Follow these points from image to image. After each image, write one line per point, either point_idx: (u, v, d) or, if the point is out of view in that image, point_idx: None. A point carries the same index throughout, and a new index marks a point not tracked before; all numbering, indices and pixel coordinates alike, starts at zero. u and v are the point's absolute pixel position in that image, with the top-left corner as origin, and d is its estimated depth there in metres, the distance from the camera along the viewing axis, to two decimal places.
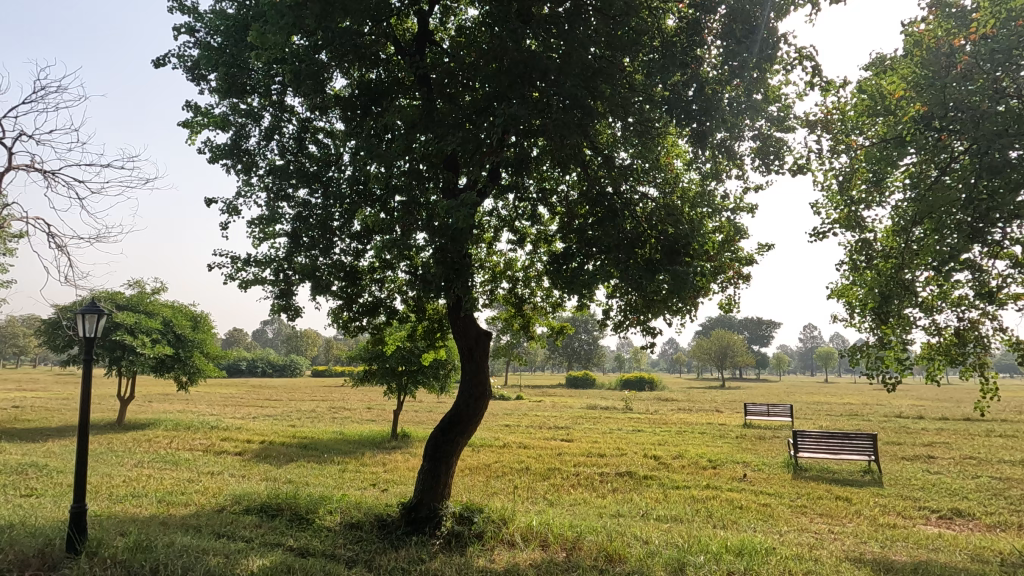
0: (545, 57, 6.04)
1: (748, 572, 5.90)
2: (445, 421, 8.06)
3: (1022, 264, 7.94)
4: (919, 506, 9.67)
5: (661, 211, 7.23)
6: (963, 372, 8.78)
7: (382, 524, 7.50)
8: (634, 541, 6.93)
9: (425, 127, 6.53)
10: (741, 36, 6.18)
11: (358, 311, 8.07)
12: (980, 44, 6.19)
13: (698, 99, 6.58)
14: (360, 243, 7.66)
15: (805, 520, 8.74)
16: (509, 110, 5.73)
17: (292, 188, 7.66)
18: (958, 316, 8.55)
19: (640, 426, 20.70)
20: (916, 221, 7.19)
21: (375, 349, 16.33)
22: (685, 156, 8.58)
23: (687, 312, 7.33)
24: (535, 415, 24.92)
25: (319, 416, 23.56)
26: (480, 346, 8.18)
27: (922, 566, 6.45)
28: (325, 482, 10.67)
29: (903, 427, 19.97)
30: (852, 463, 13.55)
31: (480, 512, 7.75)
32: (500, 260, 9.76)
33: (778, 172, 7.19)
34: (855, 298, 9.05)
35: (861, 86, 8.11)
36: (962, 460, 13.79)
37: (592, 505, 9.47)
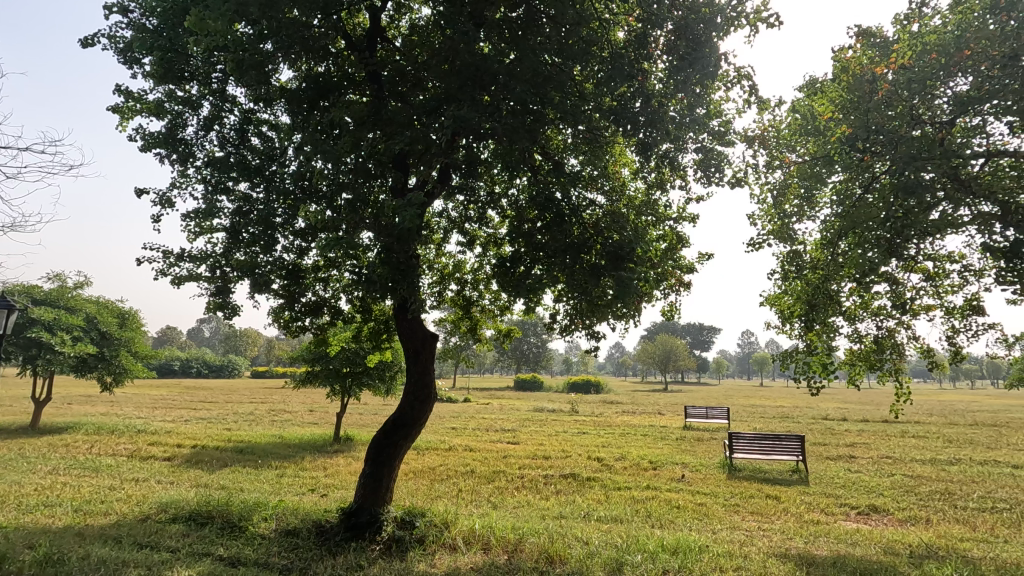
0: (496, 61, 6.05)
1: (682, 570, 6.09)
2: (389, 423, 7.93)
3: (933, 277, 8.63)
4: (841, 503, 10.29)
5: (607, 218, 7.39)
6: (881, 377, 9.41)
7: (320, 530, 7.30)
8: (575, 542, 7.04)
9: (374, 125, 6.42)
10: (687, 52, 6.41)
11: (299, 311, 7.83)
12: (899, 74, 6.69)
13: (644, 111, 6.76)
14: (304, 241, 7.44)
15: (738, 518, 9.13)
16: (459, 112, 5.71)
17: (232, 182, 7.36)
18: (877, 324, 9.18)
19: (585, 428, 21.05)
20: (842, 235, 7.66)
21: (319, 350, 15.91)
22: (632, 165, 8.82)
23: (631, 316, 7.50)
24: (483, 418, 24.93)
25: (257, 419, 22.65)
26: (427, 347, 8.08)
27: (840, 559, 6.85)
28: (261, 488, 10.26)
29: (828, 429, 21.27)
30: (782, 463, 14.28)
31: (422, 516, 7.66)
32: (449, 261, 9.72)
33: (718, 184, 7.49)
34: (786, 307, 9.56)
35: (795, 106, 8.62)
36: (880, 459, 14.81)
37: (536, 507, 9.54)
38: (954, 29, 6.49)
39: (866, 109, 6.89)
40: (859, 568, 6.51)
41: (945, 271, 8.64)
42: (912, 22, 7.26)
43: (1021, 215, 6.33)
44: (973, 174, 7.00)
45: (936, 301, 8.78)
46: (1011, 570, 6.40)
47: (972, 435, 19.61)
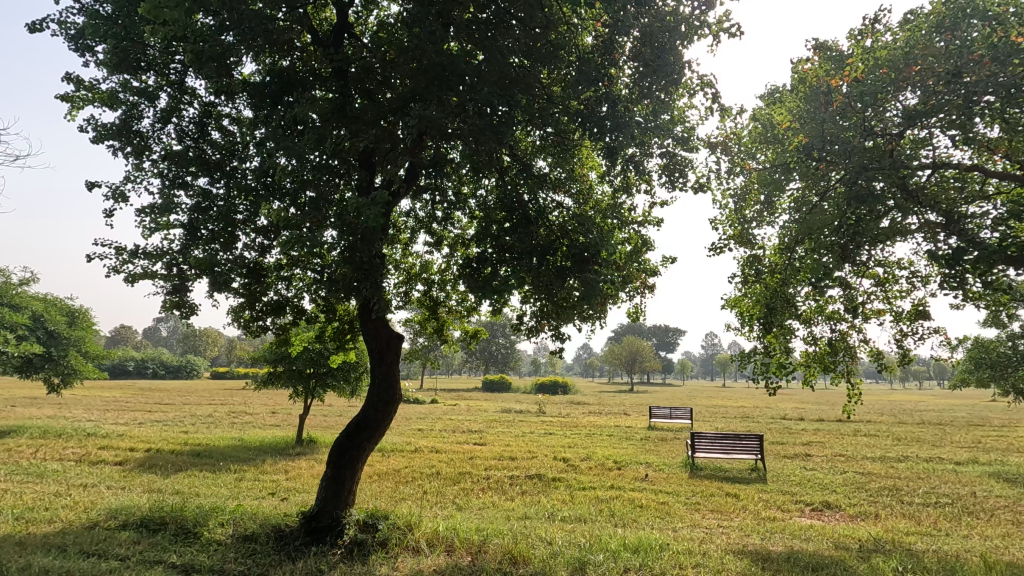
0: (463, 61, 6.03)
1: (643, 568, 6.19)
2: (352, 425, 7.81)
3: (883, 283, 9.01)
4: (796, 500, 10.62)
5: (573, 221, 7.46)
6: (834, 378, 9.74)
7: (279, 535, 7.13)
8: (538, 543, 7.06)
9: (339, 122, 6.32)
10: (651, 59, 6.53)
11: (260, 310, 7.63)
12: (853, 87, 6.95)
13: (611, 115, 6.82)
14: (265, 239, 7.27)
15: (698, 516, 9.33)
16: (425, 112, 5.67)
17: (191, 176, 7.13)
18: (831, 328, 9.53)
19: (551, 429, 21.15)
20: (798, 241, 7.92)
21: (281, 351, 15.55)
22: (599, 168, 8.92)
23: (596, 318, 7.59)
24: (449, 419, 24.79)
25: (216, 421, 21.98)
26: (391, 348, 7.99)
27: (794, 554, 7.08)
28: (218, 493, 9.96)
29: (786, 428, 21.96)
30: (742, 462, 14.66)
31: (385, 519, 7.56)
32: (415, 262, 9.66)
33: (681, 189, 7.65)
34: (746, 310, 9.82)
35: (755, 115, 8.89)
36: (833, 456, 15.39)
37: (501, 508, 9.56)
38: (902, 47, 6.80)
39: (822, 120, 7.15)
40: (812, 563, 6.73)
41: (894, 277, 9.04)
42: (865, 37, 7.57)
43: (963, 224, 6.66)
44: (919, 184, 7.35)
45: (885, 305, 9.18)
46: (952, 562, 6.72)
47: (919, 434, 20.47)
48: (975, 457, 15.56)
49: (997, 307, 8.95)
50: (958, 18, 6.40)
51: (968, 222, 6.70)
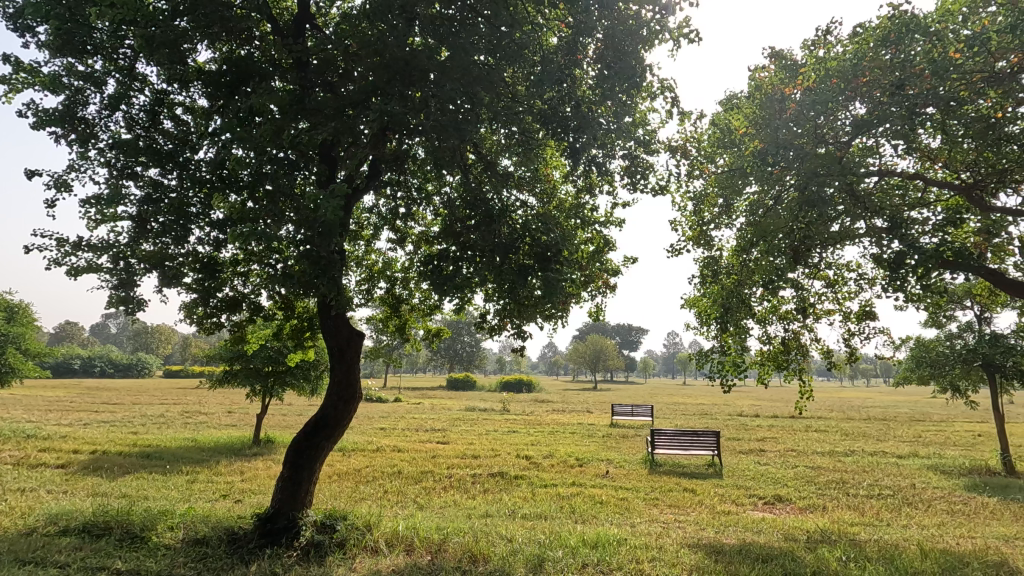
0: (426, 57, 5.96)
1: (599, 563, 6.29)
2: (310, 424, 7.64)
3: (833, 284, 9.40)
4: (750, 493, 10.98)
5: (536, 219, 7.47)
6: (787, 376, 10.09)
7: (232, 538, 6.92)
8: (498, 540, 7.08)
9: (298, 114, 6.16)
10: (613, 61, 6.63)
11: (214, 307, 7.33)
12: (806, 95, 7.23)
13: (575, 116, 6.88)
14: (220, 233, 7.02)
15: (656, 511, 9.52)
16: (388, 107, 5.59)
17: (141, 166, 6.84)
18: (784, 327, 9.88)
19: (514, 427, 21.23)
20: (754, 242, 8.16)
21: (238, 349, 15.11)
22: (563, 168, 9.00)
23: (558, 316, 7.65)
24: (412, 417, 24.62)
25: (169, 421, 21.21)
26: (352, 346, 7.84)
27: (746, 546, 7.31)
28: (169, 495, 9.61)
29: (742, 425, 22.66)
30: (699, 458, 15.06)
31: (344, 520, 7.42)
32: (378, 259, 9.53)
33: (642, 191, 7.79)
34: (705, 310, 10.06)
35: (714, 119, 9.14)
36: (785, 451, 15.97)
37: (462, 506, 9.54)
38: (851, 58, 7.11)
39: (777, 127, 7.40)
40: (762, 554, 6.95)
41: (844, 279, 9.44)
42: (818, 48, 7.86)
43: (904, 230, 6.97)
44: (867, 190, 7.68)
45: (835, 306, 9.59)
46: (891, 550, 7.06)
47: (864, 429, 21.47)
48: (915, 450, 16.45)
49: (936, 307, 9.48)
50: (902, 33, 6.72)
51: (908, 228, 7.03)
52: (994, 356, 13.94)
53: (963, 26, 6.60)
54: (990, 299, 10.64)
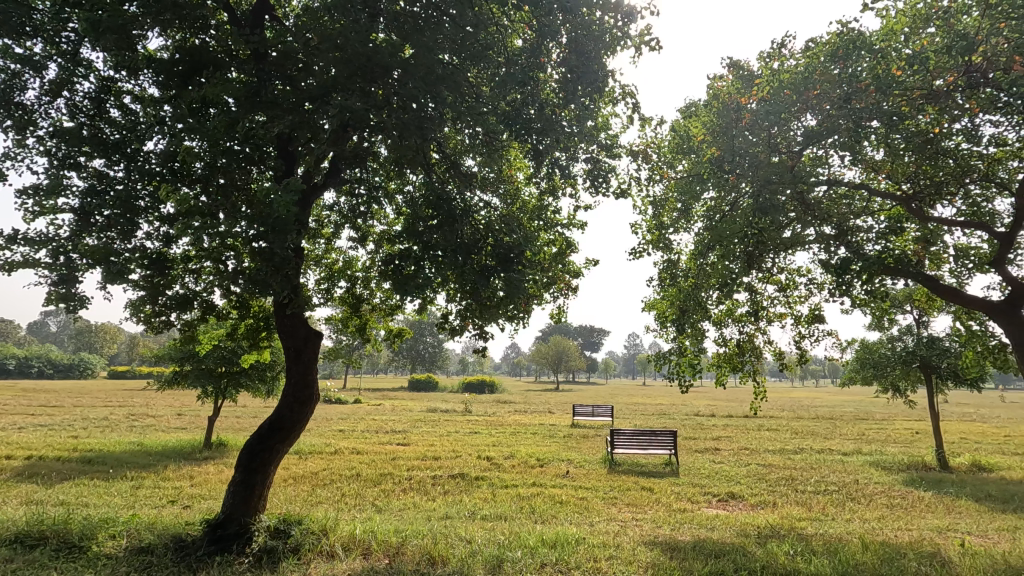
0: (388, 54, 5.85)
1: (558, 563, 6.34)
2: (264, 427, 7.43)
3: (785, 288, 9.77)
4: (705, 491, 11.27)
5: (500, 220, 7.48)
6: (741, 376, 10.42)
7: (179, 546, 6.64)
8: (458, 542, 7.05)
9: (255, 107, 5.98)
10: (576, 65, 6.71)
11: (162, 305, 7.02)
12: (760, 105, 7.50)
13: (539, 118, 6.92)
14: (170, 228, 6.75)
15: (615, 510, 9.67)
16: (349, 103, 5.47)
17: (85, 157, 6.50)
18: (739, 330, 10.20)
19: (476, 428, 21.19)
20: (711, 247, 8.41)
21: (189, 349, 14.55)
22: (526, 169, 9.05)
23: (520, 317, 7.68)
24: (372, 418, 24.26)
25: (113, 424, 20.23)
26: (309, 346, 7.67)
27: (699, 543, 7.52)
28: (111, 502, 9.16)
29: (698, 424, 23.26)
30: (657, 457, 15.37)
31: (299, 524, 7.23)
32: (338, 258, 9.36)
33: (604, 194, 7.90)
34: (663, 312, 10.28)
35: (674, 126, 9.35)
36: (739, 450, 16.49)
37: (422, 509, 9.45)
38: (803, 71, 7.39)
39: (733, 135, 7.66)
40: (714, 550, 7.15)
41: (794, 283, 9.82)
42: (772, 60, 8.14)
43: (850, 237, 7.29)
44: (816, 198, 8.01)
45: (787, 309, 9.97)
46: (834, 543, 7.38)
47: (812, 427, 22.38)
48: (859, 447, 17.24)
49: (878, 312, 9.97)
50: (850, 49, 7.05)
51: (854, 236, 7.36)
52: (930, 357, 14.76)
53: (905, 45, 6.98)
54: (927, 304, 11.27)
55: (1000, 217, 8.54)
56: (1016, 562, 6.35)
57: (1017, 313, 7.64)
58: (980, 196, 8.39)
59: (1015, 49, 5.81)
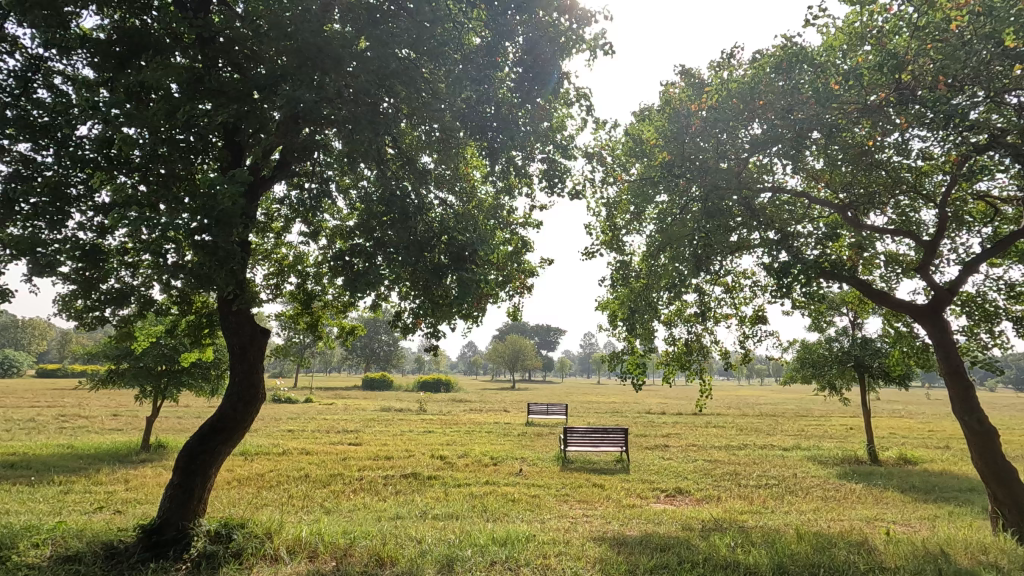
0: (342, 45, 5.71)
1: (507, 561, 6.36)
2: (205, 427, 7.12)
3: (731, 289, 10.13)
4: (653, 487, 11.57)
5: (454, 218, 7.43)
6: (689, 375, 10.74)
7: (110, 553, 6.28)
8: (407, 542, 6.97)
9: (199, 94, 5.70)
10: (532, 66, 6.75)
11: (96, 300, 6.62)
12: (710, 112, 7.77)
13: (496, 116, 6.99)
14: (105, 219, 6.39)
15: (566, 507, 9.80)
16: (298, 93, 5.28)
17: (10, 139, 6.07)
18: (687, 330, 10.53)
19: (430, 427, 21.02)
20: (662, 248, 8.62)
21: (125, 346, 13.83)
22: (482, 167, 9.04)
23: (474, 315, 7.65)
24: (323, 418, 23.70)
25: (39, 426, 18.95)
26: (255, 344, 7.39)
27: (647, 537, 7.69)
28: (34, 509, 8.58)
29: (649, 422, 23.82)
30: (609, 454, 15.66)
31: (241, 528, 6.93)
32: (288, 253, 9.08)
33: (559, 195, 7.97)
34: (616, 312, 10.47)
35: (627, 129, 9.54)
36: (687, 446, 17.01)
37: (372, 509, 9.29)
38: (749, 81, 7.67)
39: (683, 141, 7.89)
40: (660, 544, 7.35)
41: (740, 285, 10.21)
42: (722, 69, 8.42)
43: (791, 242, 7.60)
44: (761, 204, 8.34)
45: (732, 310, 10.35)
46: (772, 534, 7.72)
47: (756, 424, 23.32)
48: (798, 443, 18.08)
49: (816, 313, 10.51)
50: (792, 62, 7.28)
51: (795, 240, 7.61)
52: (864, 357, 15.63)
53: (844, 61, 7.34)
54: (860, 307, 11.93)
55: (925, 226, 9.15)
56: (934, 548, 6.81)
57: (939, 316, 8.17)
58: (908, 206, 8.94)
59: (939, 69, 6.24)
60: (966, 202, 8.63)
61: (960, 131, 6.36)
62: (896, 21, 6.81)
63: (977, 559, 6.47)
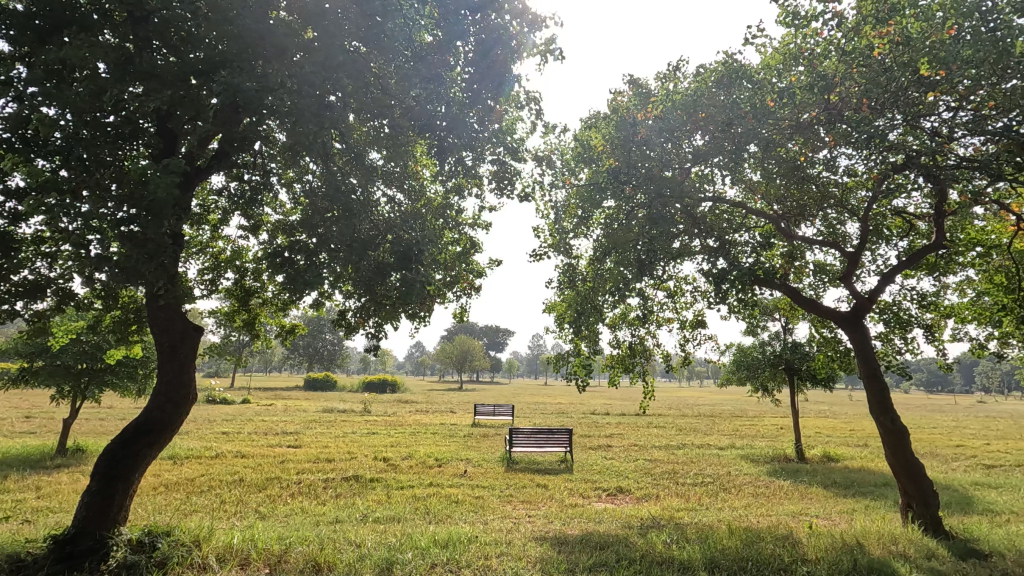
0: (286, 34, 5.50)
1: (448, 563, 6.31)
2: (129, 430, 6.70)
3: (673, 294, 10.47)
4: (596, 486, 11.79)
5: (401, 217, 7.32)
6: (632, 377, 11.01)
7: (17, 567, 5.73)
8: (346, 546, 6.80)
9: (129, 76, 5.35)
10: (484, 68, 6.78)
11: (6, 292, 6.10)
12: (655, 122, 8.04)
13: (446, 115, 6.92)
14: (19, 205, 5.89)
15: (510, 507, 9.83)
16: (238, 81, 5.04)
17: None
18: (631, 333, 10.80)
19: (374, 428, 20.60)
20: (608, 253, 8.81)
21: (40, 343, 12.81)
22: (431, 166, 8.96)
23: (419, 315, 7.56)
24: (260, 420, 22.82)
25: None
26: (187, 342, 7.01)
27: (588, 536, 7.82)
28: None
29: (593, 422, 24.29)
30: (553, 454, 15.84)
31: (167, 536, 6.53)
32: (226, 247, 8.69)
33: (509, 197, 7.99)
34: (563, 314, 10.62)
35: (577, 135, 9.70)
36: (629, 446, 17.44)
37: (310, 514, 9.02)
38: (693, 94, 7.96)
39: (630, 148, 8.13)
40: (600, 542, 7.50)
41: (681, 291, 10.57)
42: (668, 81, 8.71)
43: (729, 249, 7.92)
44: (702, 213, 8.67)
45: (674, 314, 10.71)
46: (706, 530, 8.02)
47: (694, 424, 24.21)
48: (732, 442, 18.91)
49: (751, 318, 11.03)
50: (732, 78, 7.74)
51: (733, 248, 7.93)
52: (793, 360, 16.51)
53: (780, 80, 7.73)
54: (790, 313, 12.60)
55: (849, 239, 9.78)
56: (851, 540, 7.27)
57: (859, 322, 8.75)
58: (835, 219, 9.54)
59: (863, 93, 6.67)
60: (885, 217, 9.27)
61: (880, 151, 6.82)
62: (827, 45, 7.25)
63: (888, 549, 6.95)
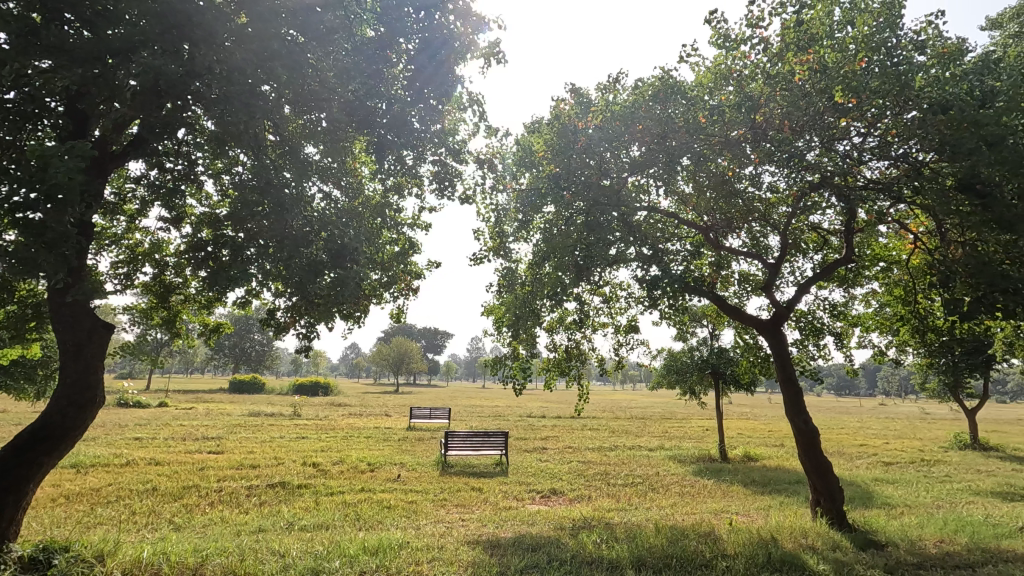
0: (217, 17, 5.19)
1: (378, 570, 6.15)
2: (24, 437, 6.10)
3: (608, 299, 10.74)
4: (530, 489, 11.88)
5: (337, 214, 7.10)
6: (568, 380, 11.19)
7: None
8: (268, 557, 6.49)
9: (34, 50, 4.87)
10: (427, 67, 6.71)
11: None
12: (595, 131, 8.24)
13: (386, 112, 6.76)
14: None
15: (443, 512, 9.73)
16: (160, 63, 4.70)
17: None
18: (568, 337, 11.00)
19: (304, 433, 19.83)
20: (546, 258, 8.93)
21: None
22: (370, 164, 8.75)
23: (354, 316, 7.36)
24: (177, 424, 21.41)
25: None
26: (94, 341, 6.42)
27: (520, 538, 7.86)
28: None
29: (530, 425, 24.50)
30: (489, 457, 15.84)
31: (65, 551, 5.94)
32: (143, 239, 8.11)
33: (449, 199, 7.94)
34: (501, 317, 10.66)
35: (519, 139, 9.76)
36: (563, 448, 17.73)
37: (231, 523, 8.56)
38: (631, 106, 8.23)
39: (570, 155, 8.31)
40: (532, 544, 7.56)
41: (616, 296, 10.87)
42: (607, 92, 8.94)
43: (662, 258, 8.21)
44: (638, 222, 8.93)
45: (609, 319, 11.00)
46: (634, 529, 8.27)
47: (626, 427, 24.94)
48: (661, 443, 19.62)
49: (680, 324, 11.51)
50: (667, 93, 7.99)
51: (666, 256, 8.23)
52: (719, 365, 17.34)
53: (712, 98, 8.09)
54: (716, 320, 13.24)
55: (771, 251, 10.39)
56: (766, 535, 7.71)
57: (778, 330, 9.31)
58: (759, 232, 10.11)
59: (785, 115, 7.02)
60: (802, 232, 9.93)
61: (799, 169, 7.31)
62: (754, 68, 7.68)
63: (799, 542, 7.42)
